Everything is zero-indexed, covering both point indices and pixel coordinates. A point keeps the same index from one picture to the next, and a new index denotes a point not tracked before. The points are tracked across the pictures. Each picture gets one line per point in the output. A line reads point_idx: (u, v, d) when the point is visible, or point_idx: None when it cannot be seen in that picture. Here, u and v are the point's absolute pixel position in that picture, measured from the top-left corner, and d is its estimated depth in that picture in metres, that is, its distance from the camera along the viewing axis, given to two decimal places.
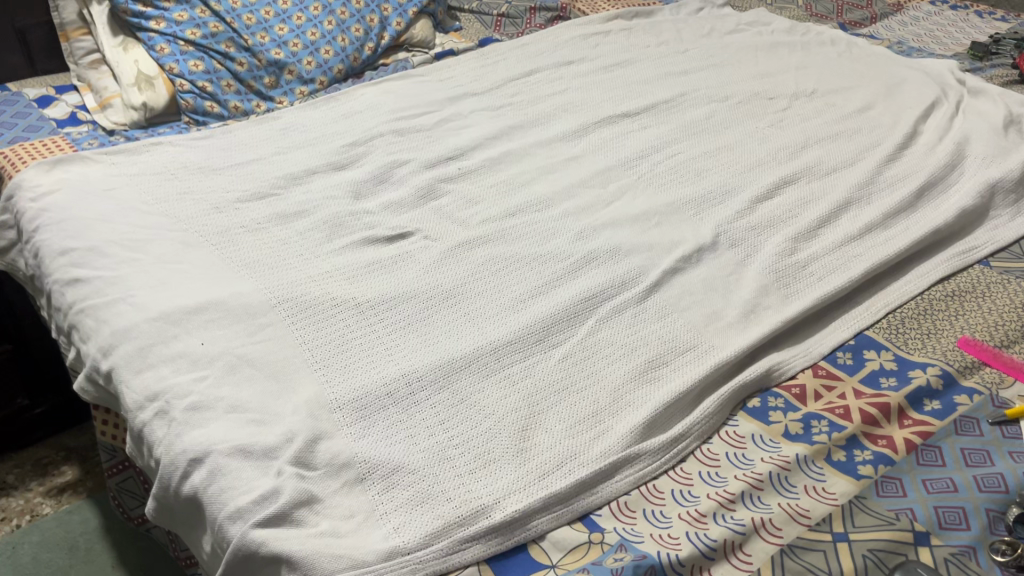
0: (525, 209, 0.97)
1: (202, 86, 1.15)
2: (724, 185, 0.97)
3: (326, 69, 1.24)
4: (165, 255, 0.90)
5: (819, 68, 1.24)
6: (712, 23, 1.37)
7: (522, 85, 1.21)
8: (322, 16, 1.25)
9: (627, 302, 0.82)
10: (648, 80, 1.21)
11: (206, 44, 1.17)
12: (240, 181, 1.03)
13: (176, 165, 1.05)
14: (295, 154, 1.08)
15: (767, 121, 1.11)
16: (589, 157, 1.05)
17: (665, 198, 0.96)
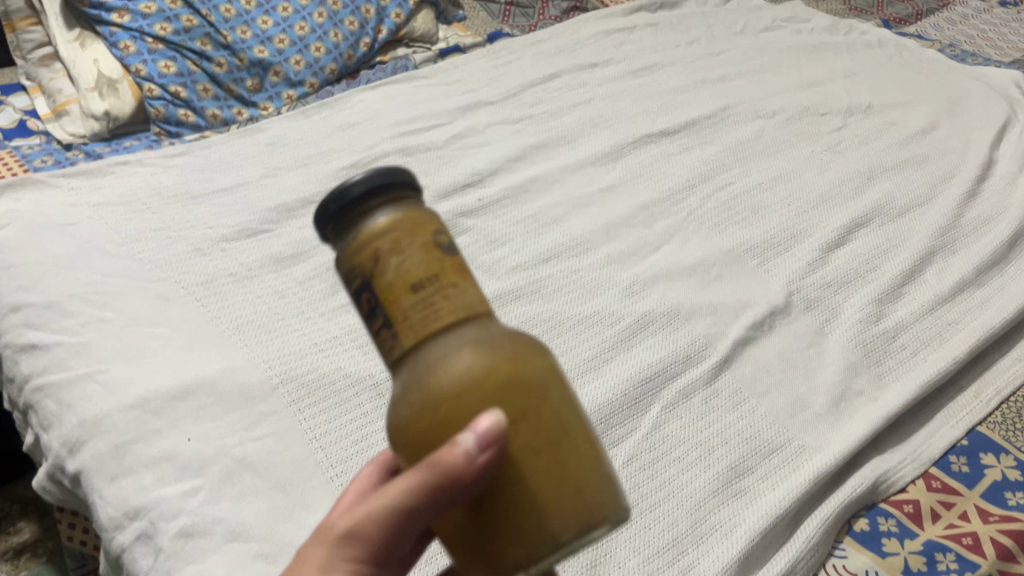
0: (561, 253, 0.84)
1: (174, 91, 0.99)
2: (788, 227, 0.85)
3: (317, 69, 1.08)
4: (139, 314, 0.76)
5: (871, 76, 1.11)
6: (745, 18, 1.24)
7: (542, 92, 1.07)
8: (312, 7, 1.09)
9: (695, 384, 0.70)
10: (683, 88, 1.07)
11: (178, 41, 1.00)
12: (224, 212, 0.88)
13: (147, 190, 0.90)
14: (287, 178, 0.93)
15: (823, 143, 0.98)
16: (628, 187, 0.92)
17: (722, 242, 0.84)
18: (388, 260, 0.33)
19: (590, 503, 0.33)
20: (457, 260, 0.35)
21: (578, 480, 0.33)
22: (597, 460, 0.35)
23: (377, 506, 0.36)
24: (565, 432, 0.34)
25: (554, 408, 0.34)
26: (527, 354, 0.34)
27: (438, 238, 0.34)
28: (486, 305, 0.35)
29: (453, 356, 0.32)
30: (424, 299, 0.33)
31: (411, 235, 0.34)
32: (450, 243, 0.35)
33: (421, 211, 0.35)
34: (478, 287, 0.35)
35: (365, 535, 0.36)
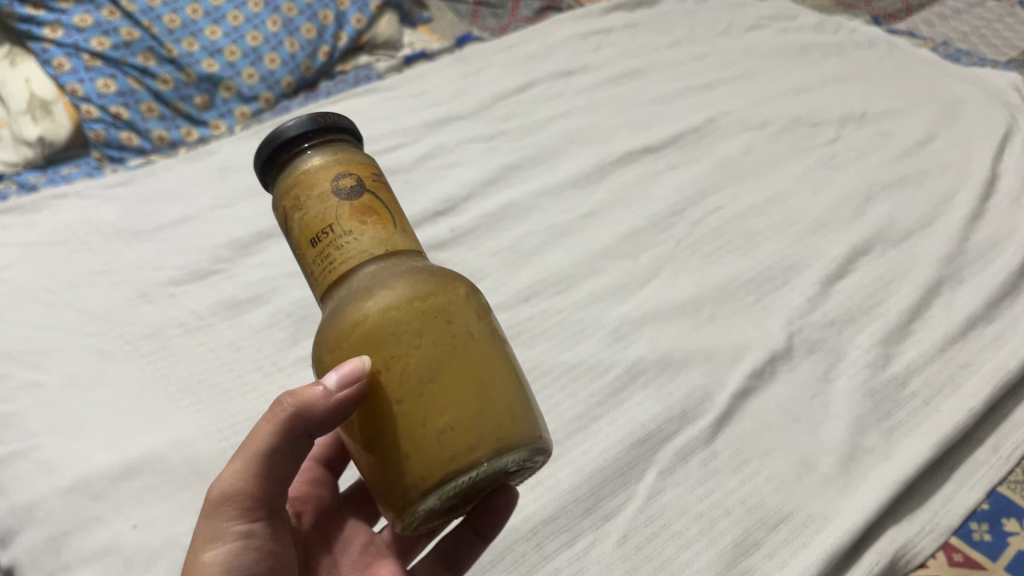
0: (541, 291, 0.78)
1: (115, 112, 0.92)
2: (784, 257, 0.79)
3: (272, 83, 1.00)
4: (76, 375, 0.68)
5: (862, 81, 1.05)
6: (728, 16, 1.17)
7: (516, 104, 1.00)
8: (264, 14, 1.01)
9: (691, 444, 0.64)
10: (666, 97, 1.01)
11: (117, 57, 0.92)
12: (172, 250, 0.80)
13: (87, 227, 0.82)
14: (242, 208, 0.86)
15: (815, 158, 0.92)
16: (611, 213, 0.85)
17: (714, 276, 0.78)
18: (294, 210, 0.43)
19: (473, 434, 0.38)
20: (360, 203, 0.42)
21: (461, 412, 0.38)
22: (494, 390, 0.40)
23: (242, 469, 0.42)
24: (451, 366, 0.39)
25: (443, 344, 0.39)
26: (418, 290, 0.40)
27: (335, 186, 0.42)
28: (384, 243, 0.42)
29: (346, 288, 0.41)
30: (320, 240, 0.42)
31: (308, 189, 0.42)
32: (358, 183, 0.43)
33: (337, 155, 0.44)
34: (379, 226, 0.42)
35: (239, 499, 0.43)
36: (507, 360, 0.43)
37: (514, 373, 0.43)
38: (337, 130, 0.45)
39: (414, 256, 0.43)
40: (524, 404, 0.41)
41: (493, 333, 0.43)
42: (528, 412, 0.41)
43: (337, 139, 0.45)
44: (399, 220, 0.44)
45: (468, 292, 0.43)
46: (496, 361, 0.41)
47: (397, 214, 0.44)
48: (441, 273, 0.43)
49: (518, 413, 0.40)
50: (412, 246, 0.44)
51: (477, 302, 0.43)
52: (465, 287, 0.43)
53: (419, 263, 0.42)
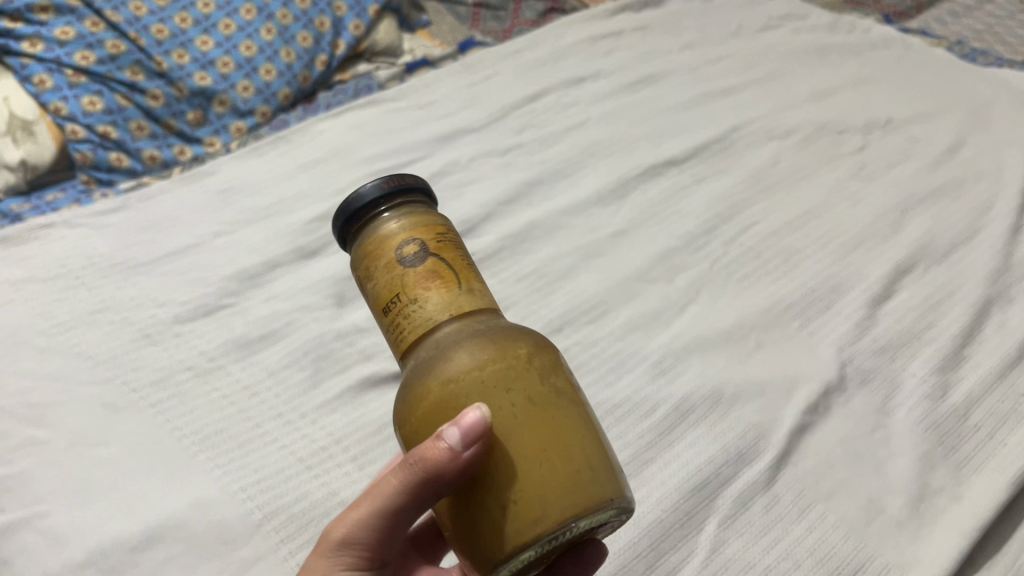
0: (575, 319, 0.73)
1: (103, 132, 0.85)
2: (825, 277, 0.76)
3: (268, 95, 0.95)
4: (81, 429, 0.62)
5: (883, 85, 1.02)
6: (739, 16, 1.14)
7: (529, 115, 0.95)
8: (258, 22, 0.95)
9: (752, 488, 0.61)
10: (683, 106, 0.97)
11: (103, 72, 0.86)
12: (174, 284, 0.75)
13: (79, 259, 0.76)
14: (248, 235, 0.81)
15: (844, 169, 0.89)
16: (640, 232, 0.81)
17: (756, 300, 0.74)
18: (368, 282, 0.42)
19: (538, 503, 0.35)
20: (426, 264, 0.40)
21: (524, 479, 0.35)
22: (565, 455, 0.36)
23: (360, 517, 0.41)
24: (517, 434, 0.36)
25: (506, 413, 0.37)
26: (485, 353, 0.37)
27: (400, 253, 0.40)
28: (451, 304, 0.39)
29: (414, 359, 0.39)
30: (390, 311, 0.40)
31: (378, 258, 0.41)
32: (424, 246, 0.41)
33: (404, 218, 0.42)
34: (445, 287, 0.39)
35: (356, 544, 0.41)
36: (584, 416, 0.39)
37: (591, 431, 0.39)
38: (407, 190, 0.43)
39: (487, 316, 0.40)
40: (600, 464, 0.37)
41: (571, 391, 0.40)
42: (606, 472, 0.37)
43: (410, 202, 0.44)
44: (472, 277, 0.41)
45: (544, 349, 0.40)
46: (569, 421, 0.38)
47: (470, 272, 0.41)
48: (515, 332, 0.40)
49: (592, 477, 0.36)
50: (487, 303, 0.41)
51: (553, 358, 0.40)
52: (540, 344, 0.40)
53: (489, 325, 0.39)
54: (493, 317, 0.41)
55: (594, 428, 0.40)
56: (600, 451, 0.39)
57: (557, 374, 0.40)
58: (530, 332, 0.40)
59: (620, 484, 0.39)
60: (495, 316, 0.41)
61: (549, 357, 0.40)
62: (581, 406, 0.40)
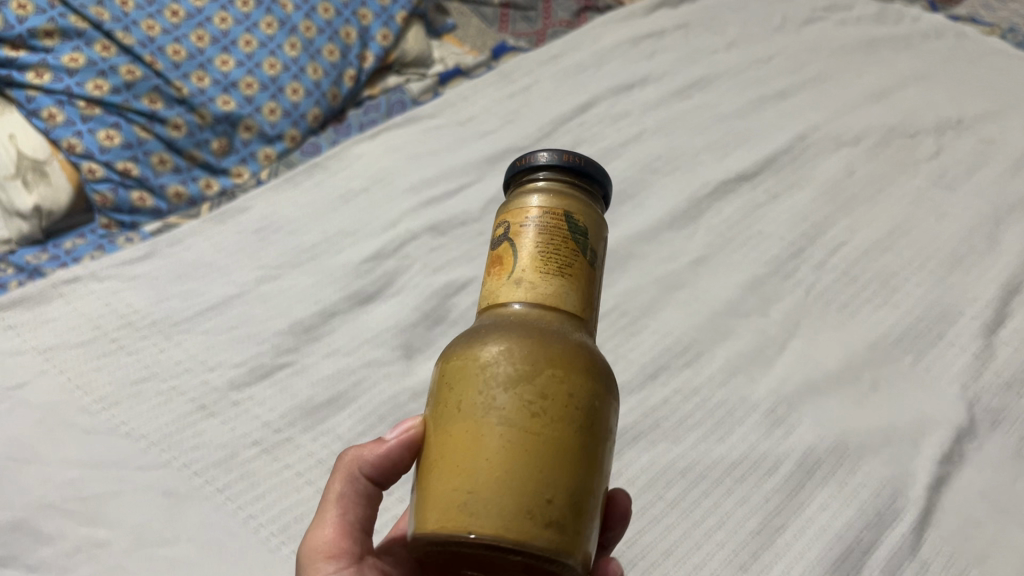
0: (668, 364, 0.67)
1: (123, 169, 0.77)
2: (930, 304, 0.70)
3: (297, 117, 0.87)
4: (145, 529, 0.55)
5: (945, 77, 0.97)
6: (781, 8, 1.07)
7: (580, 129, 0.88)
8: (280, 37, 0.87)
9: (898, 555, 0.55)
10: (741, 112, 0.91)
11: (118, 102, 0.77)
12: (223, 343, 0.67)
13: (113, 318, 0.69)
14: (295, 280, 0.73)
15: (924, 176, 0.83)
16: (721, 258, 0.75)
17: (861, 333, 0.68)
18: None
19: (420, 506, 0.34)
20: (510, 241, 0.37)
21: (425, 481, 0.34)
22: (457, 471, 0.33)
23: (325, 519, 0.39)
24: (442, 435, 0.34)
25: (445, 411, 0.35)
26: (478, 341, 0.35)
27: (495, 234, 0.39)
28: (494, 294, 0.37)
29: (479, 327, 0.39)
30: None
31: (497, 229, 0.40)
32: (525, 226, 0.37)
33: (530, 193, 0.39)
34: (510, 268, 0.37)
35: (334, 547, 0.38)
36: (566, 446, 0.33)
37: (557, 467, 0.32)
38: (566, 169, 0.39)
39: (546, 311, 0.35)
40: (523, 501, 0.31)
41: (569, 419, 0.33)
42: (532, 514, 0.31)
43: (578, 187, 0.39)
44: (558, 267, 0.36)
45: (556, 367, 0.33)
46: (515, 444, 0.32)
47: (563, 262, 0.37)
48: (534, 337, 0.34)
49: (489, 512, 0.31)
50: (564, 298, 0.36)
51: (568, 378, 0.33)
52: (557, 359, 0.33)
53: (532, 319, 0.35)
54: (552, 315, 0.35)
55: (577, 461, 0.33)
56: (553, 493, 0.32)
57: (559, 391, 0.33)
58: (567, 346, 0.34)
59: (564, 533, 0.32)
60: (563, 320, 0.36)
61: (557, 375, 0.33)
62: (571, 437, 0.33)
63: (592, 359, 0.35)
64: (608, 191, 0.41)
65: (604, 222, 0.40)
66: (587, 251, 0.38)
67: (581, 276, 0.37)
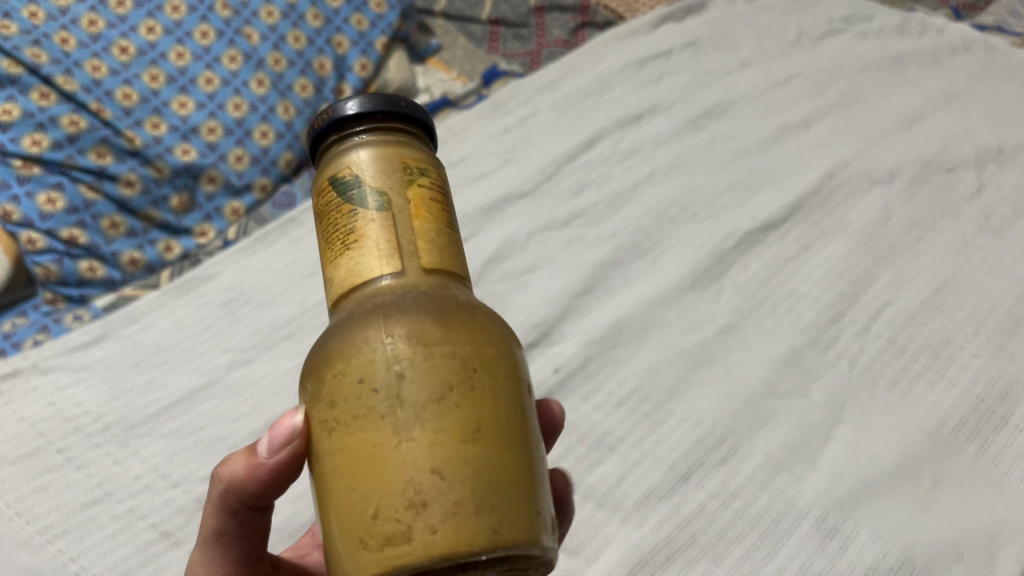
0: (700, 462, 0.59)
1: (68, 238, 0.67)
2: (990, 379, 0.63)
3: (267, 164, 0.77)
4: None
5: (979, 98, 0.88)
6: (795, 20, 0.98)
7: (585, 169, 0.79)
8: (245, 72, 0.77)
9: None
10: (762, 144, 0.82)
11: (60, 158, 0.67)
12: (190, 450, 0.58)
13: (59, 423, 0.59)
14: (271, 365, 0.64)
15: (968, 219, 0.75)
16: (752, 325, 0.67)
17: (917, 416, 0.61)
18: None
19: None
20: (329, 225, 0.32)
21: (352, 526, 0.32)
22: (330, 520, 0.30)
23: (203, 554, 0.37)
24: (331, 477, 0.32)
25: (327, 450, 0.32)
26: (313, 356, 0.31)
27: None
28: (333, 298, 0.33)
29: None
30: None
31: None
32: (332, 200, 0.32)
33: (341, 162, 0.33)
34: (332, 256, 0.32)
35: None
36: (376, 442, 0.27)
37: (377, 470, 0.27)
38: (336, 125, 0.33)
39: (354, 291, 0.30)
40: (353, 530, 0.27)
41: (384, 408, 0.27)
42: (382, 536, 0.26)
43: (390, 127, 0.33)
44: (347, 238, 0.31)
45: (339, 366, 0.29)
46: (341, 467, 0.28)
47: (347, 232, 0.31)
48: (331, 340, 0.30)
49: (342, 552, 0.27)
50: (382, 259, 0.30)
51: (350, 366, 0.28)
52: (362, 345, 0.28)
53: (333, 319, 0.31)
54: (389, 285, 0.30)
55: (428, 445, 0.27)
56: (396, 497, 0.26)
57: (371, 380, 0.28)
58: (352, 331, 0.29)
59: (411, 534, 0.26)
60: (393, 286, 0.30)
61: (368, 361, 0.28)
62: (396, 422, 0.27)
63: (391, 317, 0.28)
64: (407, 114, 0.34)
65: (403, 147, 0.33)
66: (373, 196, 0.31)
67: (377, 226, 0.31)
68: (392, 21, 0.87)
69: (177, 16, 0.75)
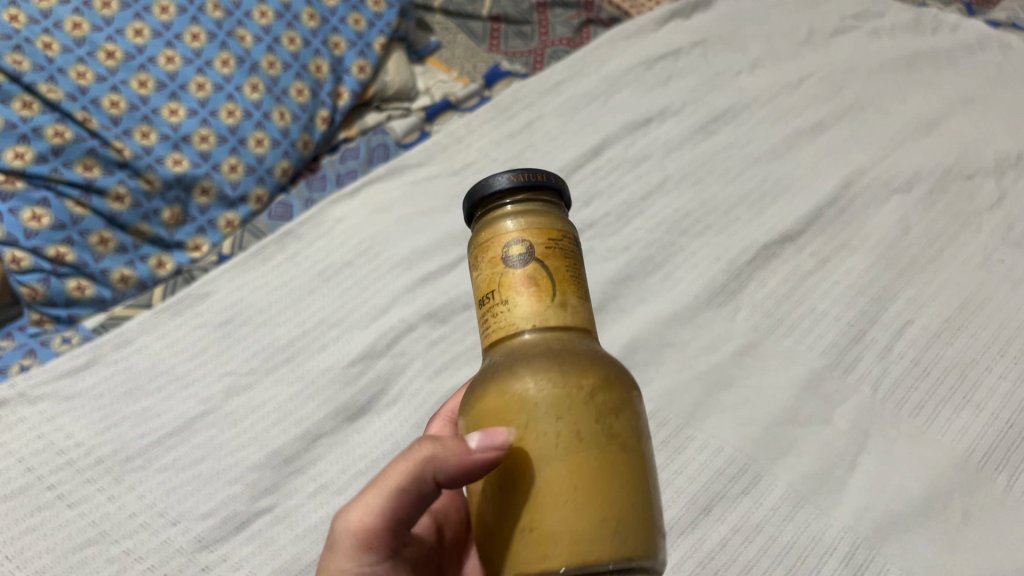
0: (722, 493, 0.57)
1: (54, 256, 0.64)
2: (1019, 403, 0.61)
3: (262, 173, 0.74)
4: None
5: (998, 99, 0.85)
6: (805, 18, 0.95)
7: (594, 178, 0.76)
8: (239, 77, 0.73)
9: None
10: (775, 151, 0.79)
11: (45, 172, 0.64)
12: (188, 486, 0.56)
13: (49, 457, 0.56)
14: (271, 391, 0.61)
15: (990, 230, 0.73)
16: (771, 345, 0.65)
17: (944, 444, 0.58)
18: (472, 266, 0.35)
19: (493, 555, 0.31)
20: (492, 274, 0.33)
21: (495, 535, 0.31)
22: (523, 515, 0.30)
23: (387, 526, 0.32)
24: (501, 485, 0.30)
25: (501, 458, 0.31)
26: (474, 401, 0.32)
27: (500, 254, 0.33)
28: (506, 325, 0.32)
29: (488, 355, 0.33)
30: (481, 306, 0.33)
31: (481, 250, 0.34)
32: (507, 255, 0.33)
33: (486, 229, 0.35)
34: (505, 302, 0.32)
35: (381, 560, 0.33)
36: (623, 468, 0.30)
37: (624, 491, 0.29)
38: (530, 186, 0.35)
39: (566, 333, 0.32)
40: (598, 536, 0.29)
41: (624, 443, 0.30)
42: (590, 539, 0.28)
43: (536, 200, 0.35)
44: (559, 284, 0.32)
45: (587, 394, 0.30)
46: (585, 479, 0.29)
47: (559, 278, 0.33)
48: (564, 368, 0.30)
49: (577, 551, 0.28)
50: (576, 317, 0.33)
51: (595, 396, 0.30)
52: (583, 383, 0.30)
53: (547, 347, 0.31)
54: (557, 333, 0.32)
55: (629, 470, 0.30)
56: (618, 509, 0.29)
57: (576, 424, 0.30)
58: (592, 367, 0.31)
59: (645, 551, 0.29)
60: (572, 336, 0.32)
61: (583, 399, 0.30)
62: (614, 454, 0.30)
63: (616, 370, 0.32)
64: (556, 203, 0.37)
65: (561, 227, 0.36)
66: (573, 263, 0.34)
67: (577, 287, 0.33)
68: (390, 20, 0.84)
69: (167, 17, 0.71)
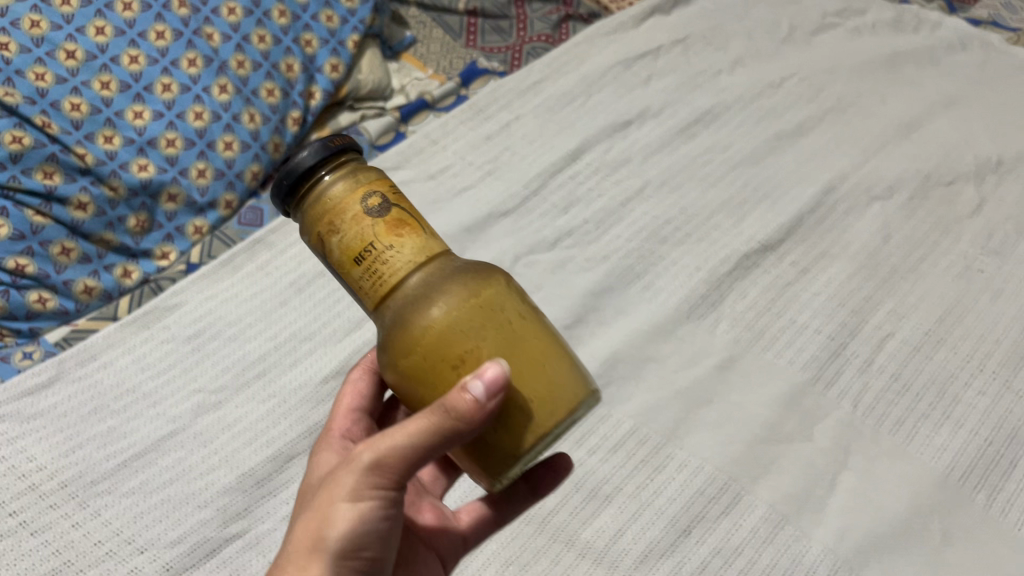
0: (702, 514, 0.56)
1: (15, 268, 0.62)
2: (997, 420, 0.60)
3: (232, 178, 0.72)
4: None
5: (980, 99, 0.84)
6: (786, 15, 0.94)
7: (573, 183, 0.75)
8: (207, 77, 0.70)
9: None
10: (756, 156, 0.78)
11: (4, 180, 0.61)
12: (155, 511, 0.54)
13: (11, 481, 0.54)
14: (242, 410, 0.60)
15: (970, 238, 0.72)
16: (752, 360, 0.64)
17: (924, 462, 0.58)
18: (329, 238, 0.36)
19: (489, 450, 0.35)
20: (363, 231, 0.35)
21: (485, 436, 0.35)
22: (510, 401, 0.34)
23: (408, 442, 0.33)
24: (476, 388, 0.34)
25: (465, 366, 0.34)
26: (405, 346, 0.35)
27: (364, 209, 0.35)
28: (410, 261, 0.35)
29: (393, 304, 0.35)
30: (364, 265, 0.35)
31: (339, 216, 0.35)
32: (368, 210, 0.35)
33: (323, 205, 0.36)
34: (391, 247, 0.35)
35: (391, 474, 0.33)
36: (542, 327, 0.37)
37: (553, 343, 0.36)
38: (344, 150, 0.37)
39: (445, 253, 0.36)
40: (562, 379, 0.35)
41: (530, 310, 0.37)
42: (559, 383, 0.35)
43: (350, 164, 0.37)
44: (418, 217, 0.36)
45: (493, 283, 0.36)
46: (529, 345, 0.35)
47: (412, 213, 0.36)
48: (474, 273, 0.36)
49: (557, 394, 0.35)
50: (440, 242, 0.37)
51: (500, 282, 0.36)
52: (487, 276, 0.36)
53: (446, 265, 0.35)
54: (441, 252, 0.36)
55: (545, 335, 0.36)
56: (558, 356, 0.36)
57: (507, 308, 0.35)
58: (479, 265, 0.36)
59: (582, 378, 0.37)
60: (446, 251, 0.37)
61: (495, 286, 0.36)
62: (534, 321, 0.36)
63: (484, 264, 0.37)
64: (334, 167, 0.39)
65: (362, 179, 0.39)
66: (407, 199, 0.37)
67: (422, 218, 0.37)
68: (364, 17, 0.82)
69: (130, 14, 0.67)
